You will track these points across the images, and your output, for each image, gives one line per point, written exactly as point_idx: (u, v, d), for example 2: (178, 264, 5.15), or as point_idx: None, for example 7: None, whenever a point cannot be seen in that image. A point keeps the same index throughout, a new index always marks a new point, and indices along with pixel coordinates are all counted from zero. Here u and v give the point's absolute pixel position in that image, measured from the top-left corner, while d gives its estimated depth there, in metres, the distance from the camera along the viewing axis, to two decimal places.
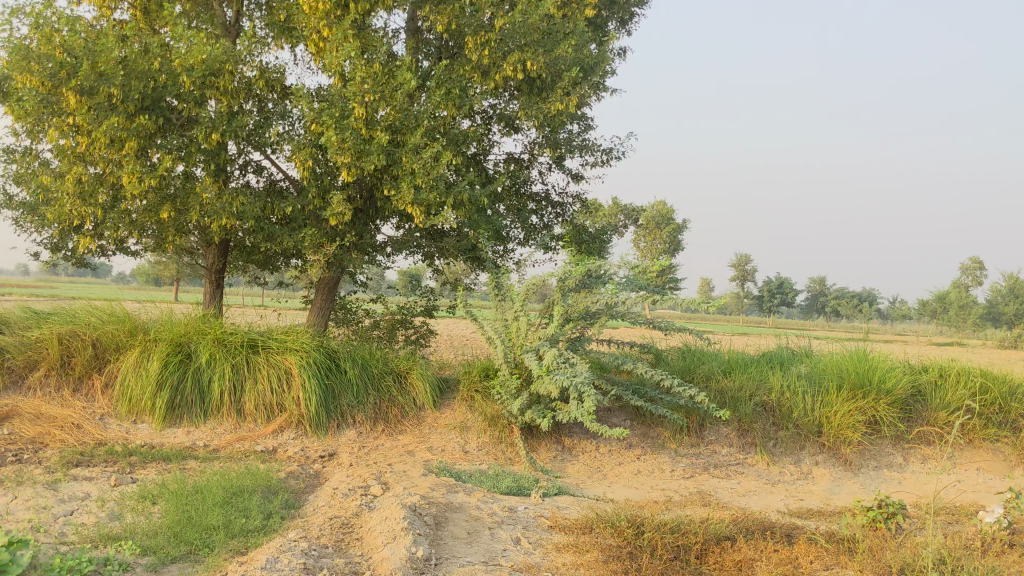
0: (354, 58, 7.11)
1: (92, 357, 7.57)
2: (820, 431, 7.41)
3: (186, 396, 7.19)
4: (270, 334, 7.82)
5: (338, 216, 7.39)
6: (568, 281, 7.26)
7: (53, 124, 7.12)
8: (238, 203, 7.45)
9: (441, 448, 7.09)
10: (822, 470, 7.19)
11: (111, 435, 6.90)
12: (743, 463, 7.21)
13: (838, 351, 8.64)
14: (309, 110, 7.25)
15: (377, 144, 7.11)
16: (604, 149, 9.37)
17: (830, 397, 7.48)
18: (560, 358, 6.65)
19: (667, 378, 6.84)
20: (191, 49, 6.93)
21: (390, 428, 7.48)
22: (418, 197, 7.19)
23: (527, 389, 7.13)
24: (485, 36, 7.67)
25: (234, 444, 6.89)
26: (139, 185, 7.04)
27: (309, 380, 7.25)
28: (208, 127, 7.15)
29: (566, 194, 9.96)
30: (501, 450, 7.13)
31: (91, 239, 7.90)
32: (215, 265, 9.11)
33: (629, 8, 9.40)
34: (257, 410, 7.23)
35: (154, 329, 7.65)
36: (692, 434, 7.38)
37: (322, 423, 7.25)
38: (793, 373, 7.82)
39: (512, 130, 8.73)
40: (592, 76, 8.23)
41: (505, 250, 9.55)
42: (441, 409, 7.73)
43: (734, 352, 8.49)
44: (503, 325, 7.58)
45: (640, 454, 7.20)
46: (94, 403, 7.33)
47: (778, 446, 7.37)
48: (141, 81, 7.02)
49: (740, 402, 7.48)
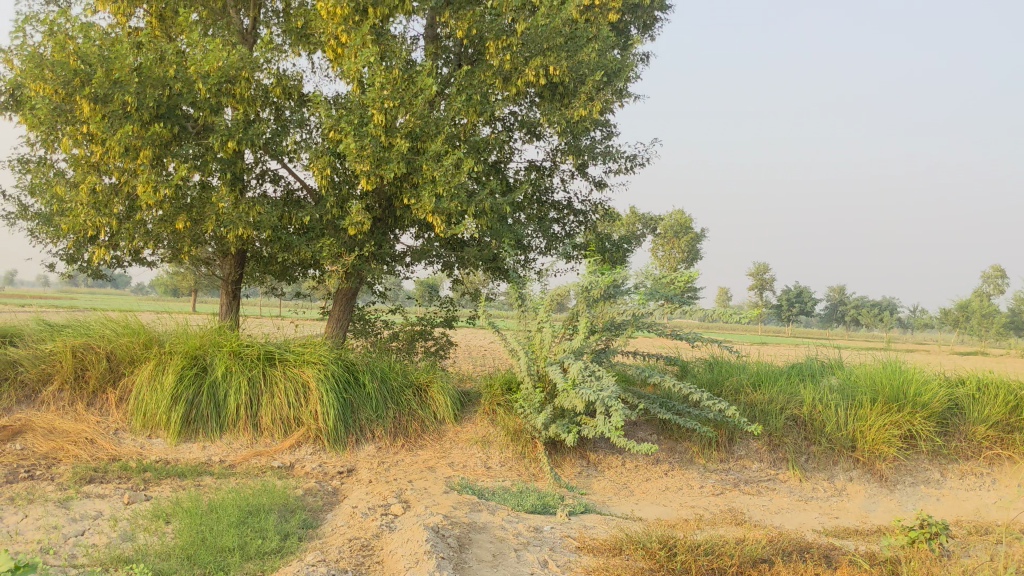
0: (373, 64, 6.95)
1: (106, 371, 7.43)
2: (854, 445, 7.17)
3: (202, 410, 7.03)
4: (287, 346, 7.65)
5: (356, 226, 7.22)
6: (593, 291, 7.05)
7: (66, 133, 6.99)
8: (255, 213, 7.30)
9: (463, 463, 6.89)
10: (856, 486, 6.95)
11: (125, 451, 6.75)
12: (774, 479, 6.97)
13: (870, 363, 8.41)
14: (327, 118, 7.09)
15: (397, 151, 6.94)
16: (628, 156, 9.18)
17: (864, 410, 7.24)
18: (586, 371, 6.44)
19: (696, 392, 6.62)
20: (207, 56, 6.79)
21: (410, 442, 7.29)
22: (439, 205, 7.01)
23: (551, 403, 6.92)
24: (507, 41, 7.51)
25: (250, 460, 6.73)
26: (153, 195, 6.90)
27: (328, 394, 7.07)
28: (225, 135, 7.00)
29: (587, 202, 9.76)
30: (524, 465, 6.93)
31: (106, 250, 7.77)
32: (231, 276, 8.96)
33: (652, 13, 9.22)
34: (274, 425, 7.06)
35: (170, 341, 7.50)
36: (721, 449, 7.14)
37: (341, 437, 7.07)
38: (825, 385, 7.58)
39: (534, 137, 8.55)
40: (616, 81, 8.04)
41: (527, 259, 9.36)
42: (462, 424, 7.54)
43: (762, 363, 8.26)
44: (526, 337, 7.38)
45: (668, 470, 6.98)
46: (109, 418, 7.18)
47: (810, 461, 7.13)
48: (157, 89, 6.89)
49: (770, 416, 7.24)
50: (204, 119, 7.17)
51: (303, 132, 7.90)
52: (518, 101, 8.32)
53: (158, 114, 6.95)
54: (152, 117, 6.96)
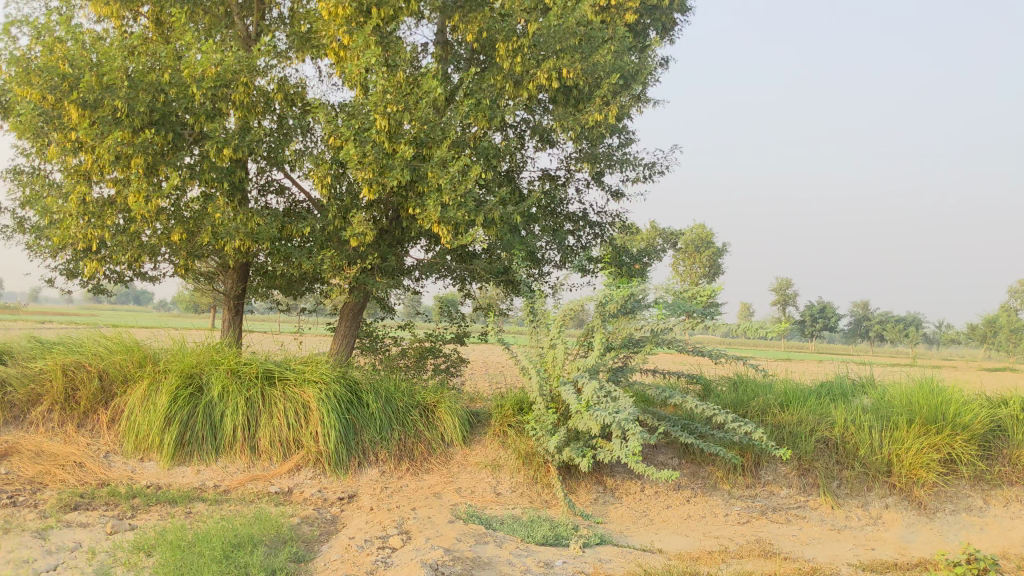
0: (375, 66, 6.58)
1: (99, 390, 7.07)
2: (890, 470, 6.72)
3: (197, 432, 6.66)
4: (287, 364, 7.27)
5: (359, 237, 6.84)
6: (608, 306, 6.64)
7: (56, 141, 6.67)
8: (253, 224, 6.94)
9: (471, 489, 6.48)
10: (893, 514, 6.49)
11: (115, 475, 6.39)
12: (805, 506, 6.52)
13: (904, 381, 7.94)
14: (328, 123, 6.73)
15: (402, 158, 6.57)
16: (646, 163, 8.79)
17: (900, 433, 6.78)
18: (600, 391, 6.02)
19: (720, 414, 6.19)
20: (200, 58, 6.45)
21: (416, 466, 6.89)
22: (446, 215, 6.63)
23: (565, 425, 6.49)
24: (518, 42, 7.12)
25: (246, 485, 6.34)
26: (145, 205, 6.56)
27: (329, 415, 6.67)
28: (220, 142, 6.64)
29: (604, 214, 9.37)
30: (537, 491, 6.52)
31: (100, 264, 7.44)
32: (233, 291, 8.61)
33: (671, 16, 8.82)
34: (272, 447, 6.68)
35: (165, 359, 7.14)
36: (747, 474, 6.69)
37: (343, 461, 6.67)
38: (857, 405, 7.13)
39: (547, 144, 8.18)
40: (633, 85, 7.65)
41: (540, 273, 8.99)
42: (471, 446, 7.15)
43: (789, 382, 7.80)
44: (538, 354, 6.98)
45: (691, 496, 6.53)
46: (100, 440, 6.82)
47: (843, 486, 6.67)
48: (149, 94, 6.55)
49: (799, 439, 6.78)
50: (198, 125, 6.83)
51: (306, 139, 7.56)
52: (530, 106, 7.95)
53: (150, 120, 6.61)
54: (144, 123, 6.62)
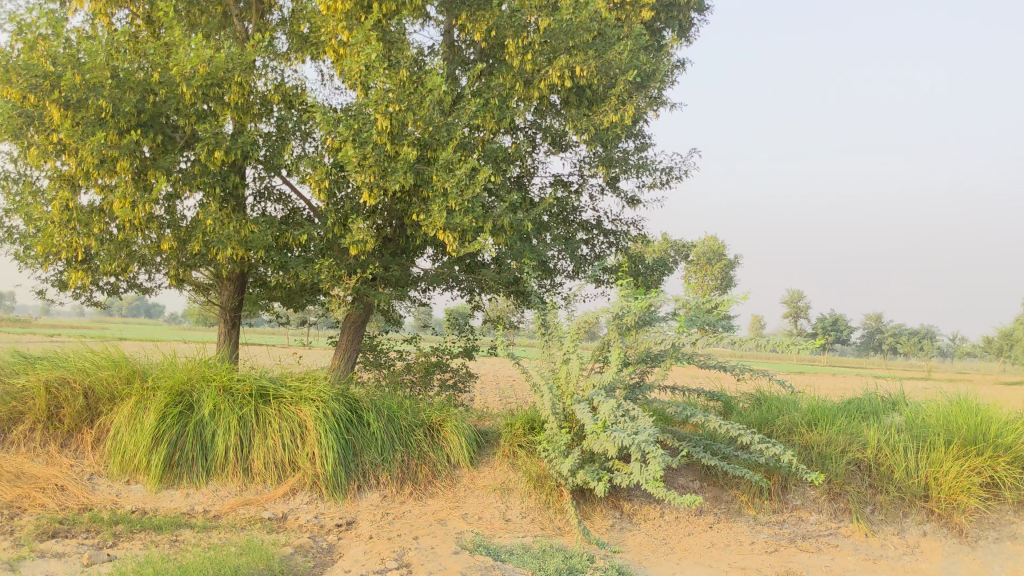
0: (376, 64, 6.21)
1: (83, 409, 6.68)
2: (927, 495, 6.26)
3: (187, 453, 6.25)
4: (283, 381, 6.86)
5: (358, 245, 6.43)
6: (625, 318, 6.23)
7: (37, 144, 6.30)
8: (247, 231, 6.55)
9: (478, 515, 6.05)
10: (932, 543, 6.03)
11: (98, 499, 5.98)
12: (837, 534, 6.05)
13: (937, 399, 7.49)
14: (326, 124, 6.35)
15: (404, 161, 6.17)
16: (663, 168, 8.40)
17: (937, 454, 6.33)
18: (618, 411, 5.59)
19: (746, 435, 5.75)
20: (190, 54, 6.09)
21: (420, 490, 6.45)
22: (451, 221, 6.22)
23: (579, 446, 6.05)
24: (528, 38, 6.75)
25: (238, 510, 5.93)
26: (132, 212, 6.18)
27: (326, 435, 6.25)
28: (211, 143, 6.26)
29: (619, 222, 8.96)
30: (549, 517, 6.08)
31: (86, 274, 7.05)
32: (230, 303, 8.25)
33: (689, 14, 8.43)
34: (267, 469, 6.26)
35: (154, 375, 6.75)
36: (773, 498, 6.25)
37: (341, 485, 6.24)
38: (890, 424, 6.68)
39: (559, 148, 7.81)
40: (650, 85, 7.27)
41: (552, 284, 8.59)
42: (479, 468, 6.72)
43: (816, 398, 7.37)
44: (550, 370, 6.57)
45: (714, 523, 6.07)
46: (84, 461, 6.42)
47: (877, 512, 6.20)
48: (137, 93, 6.19)
49: (829, 460, 6.33)
50: (188, 126, 6.46)
51: (305, 144, 7.18)
52: (542, 108, 7.58)
53: (137, 121, 6.25)
54: (132, 125, 6.25)
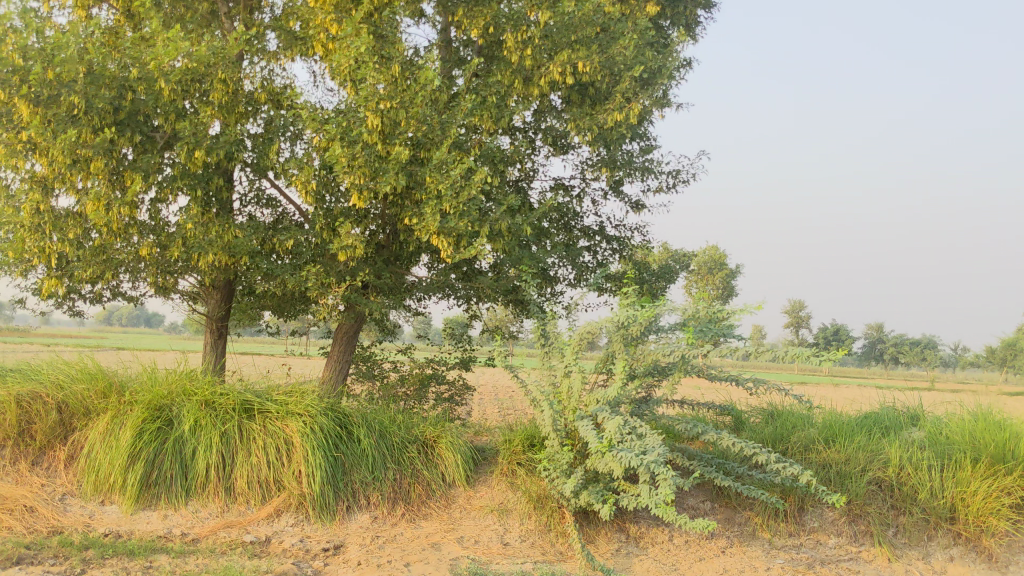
0: (366, 58, 5.86)
1: (56, 424, 6.30)
2: (954, 517, 5.88)
3: (165, 471, 5.86)
4: (269, 395, 6.48)
5: (347, 250, 6.06)
6: (631, 328, 5.87)
7: (8, 143, 5.93)
8: (230, 236, 6.19)
9: (474, 539, 5.69)
10: (959, 568, 5.65)
11: (70, 522, 5.59)
12: (858, 559, 5.68)
13: (958, 412, 7.12)
14: (314, 122, 5.99)
15: (396, 161, 5.81)
16: (669, 172, 8.05)
17: (964, 473, 5.95)
18: (624, 428, 5.20)
19: (762, 453, 5.37)
20: (168, 47, 5.73)
21: (413, 511, 6.07)
22: (446, 225, 5.86)
23: (582, 465, 5.67)
24: (527, 32, 6.41)
25: (218, 533, 5.55)
26: (106, 215, 5.82)
27: (314, 452, 5.85)
28: (191, 142, 5.90)
29: (623, 227, 8.61)
30: (550, 541, 5.70)
31: (61, 281, 6.68)
32: (216, 312, 7.91)
33: (696, 11, 8.11)
34: (250, 489, 5.87)
35: (132, 389, 6.38)
36: (789, 519, 5.87)
37: (329, 505, 5.85)
38: (912, 441, 6.31)
39: (560, 149, 7.47)
40: (656, 83, 6.91)
41: (553, 292, 8.23)
42: (475, 487, 6.35)
43: (831, 413, 6.99)
44: (550, 383, 6.20)
45: (726, 546, 5.69)
46: (56, 480, 6.04)
47: (900, 535, 5.83)
48: (112, 89, 5.83)
49: (849, 480, 5.95)
50: (167, 124, 6.10)
51: (294, 145, 6.84)
52: (542, 108, 7.26)
53: (112, 119, 5.89)
54: (107, 123, 5.89)
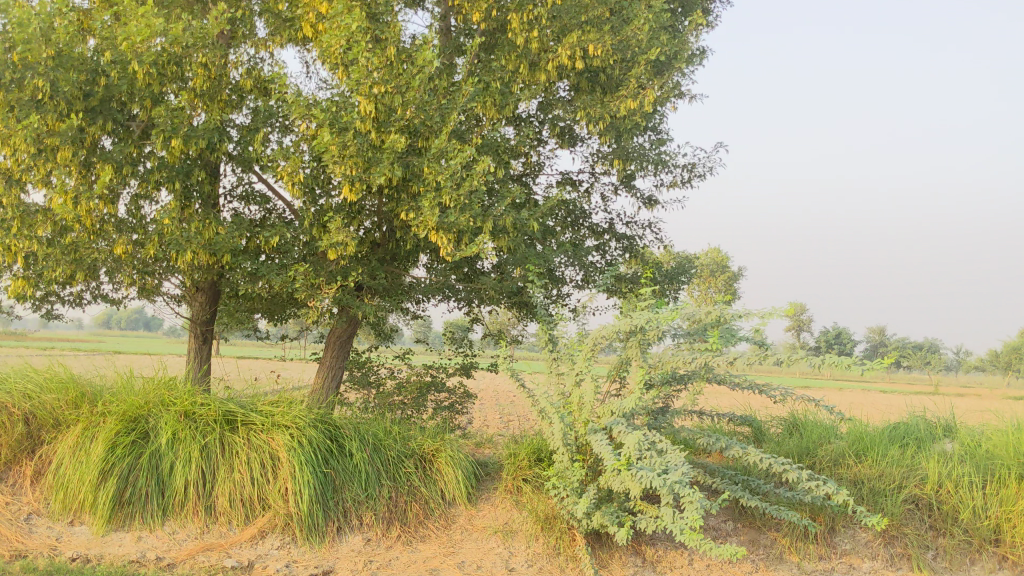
0: (358, 38, 5.37)
1: (23, 437, 5.82)
2: (999, 538, 5.40)
3: (140, 489, 5.37)
4: (254, 405, 5.99)
5: (338, 248, 5.57)
6: (646, 334, 5.39)
7: None
8: (211, 232, 5.71)
9: (476, 564, 5.21)
10: None
11: (34, 545, 5.11)
12: None
13: (995, 422, 6.63)
14: (302, 108, 5.52)
15: (391, 150, 5.34)
16: (683, 165, 7.60)
17: (1009, 491, 5.48)
18: (643, 444, 4.70)
19: (793, 470, 4.88)
20: (142, 26, 5.25)
21: (409, 532, 5.58)
22: (445, 220, 5.37)
23: (594, 482, 5.19)
24: (534, 13, 5.94)
25: (196, 557, 5.06)
26: (75, 209, 5.34)
27: (302, 467, 5.35)
28: (168, 130, 5.42)
29: (632, 225, 8.15)
30: (560, 565, 5.22)
31: (31, 282, 6.20)
32: (201, 315, 7.48)
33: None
34: (233, 508, 5.37)
35: (106, 399, 5.89)
36: (820, 542, 5.38)
37: (318, 526, 5.36)
38: (951, 457, 5.83)
39: (568, 141, 7.00)
40: (672, 69, 6.46)
41: (559, 294, 7.75)
42: (477, 505, 5.86)
43: (859, 423, 6.51)
44: (559, 393, 5.72)
45: (752, 572, 5.21)
46: (21, 498, 5.57)
47: (941, 558, 5.35)
48: (82, 72, 5.35)
49: (883, 498, 5.47)
50: (144, 112, 5.64)
51: (281, 136, 6.36)
52: (548, 97, 6.78)
53: (82, 104, 5.41)
54: (76, 109, 5.41)
